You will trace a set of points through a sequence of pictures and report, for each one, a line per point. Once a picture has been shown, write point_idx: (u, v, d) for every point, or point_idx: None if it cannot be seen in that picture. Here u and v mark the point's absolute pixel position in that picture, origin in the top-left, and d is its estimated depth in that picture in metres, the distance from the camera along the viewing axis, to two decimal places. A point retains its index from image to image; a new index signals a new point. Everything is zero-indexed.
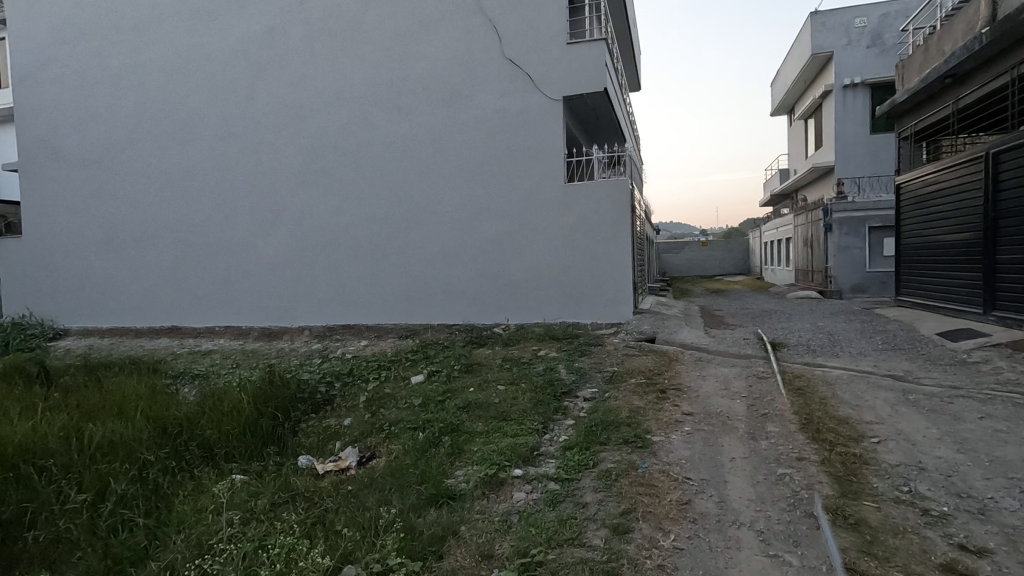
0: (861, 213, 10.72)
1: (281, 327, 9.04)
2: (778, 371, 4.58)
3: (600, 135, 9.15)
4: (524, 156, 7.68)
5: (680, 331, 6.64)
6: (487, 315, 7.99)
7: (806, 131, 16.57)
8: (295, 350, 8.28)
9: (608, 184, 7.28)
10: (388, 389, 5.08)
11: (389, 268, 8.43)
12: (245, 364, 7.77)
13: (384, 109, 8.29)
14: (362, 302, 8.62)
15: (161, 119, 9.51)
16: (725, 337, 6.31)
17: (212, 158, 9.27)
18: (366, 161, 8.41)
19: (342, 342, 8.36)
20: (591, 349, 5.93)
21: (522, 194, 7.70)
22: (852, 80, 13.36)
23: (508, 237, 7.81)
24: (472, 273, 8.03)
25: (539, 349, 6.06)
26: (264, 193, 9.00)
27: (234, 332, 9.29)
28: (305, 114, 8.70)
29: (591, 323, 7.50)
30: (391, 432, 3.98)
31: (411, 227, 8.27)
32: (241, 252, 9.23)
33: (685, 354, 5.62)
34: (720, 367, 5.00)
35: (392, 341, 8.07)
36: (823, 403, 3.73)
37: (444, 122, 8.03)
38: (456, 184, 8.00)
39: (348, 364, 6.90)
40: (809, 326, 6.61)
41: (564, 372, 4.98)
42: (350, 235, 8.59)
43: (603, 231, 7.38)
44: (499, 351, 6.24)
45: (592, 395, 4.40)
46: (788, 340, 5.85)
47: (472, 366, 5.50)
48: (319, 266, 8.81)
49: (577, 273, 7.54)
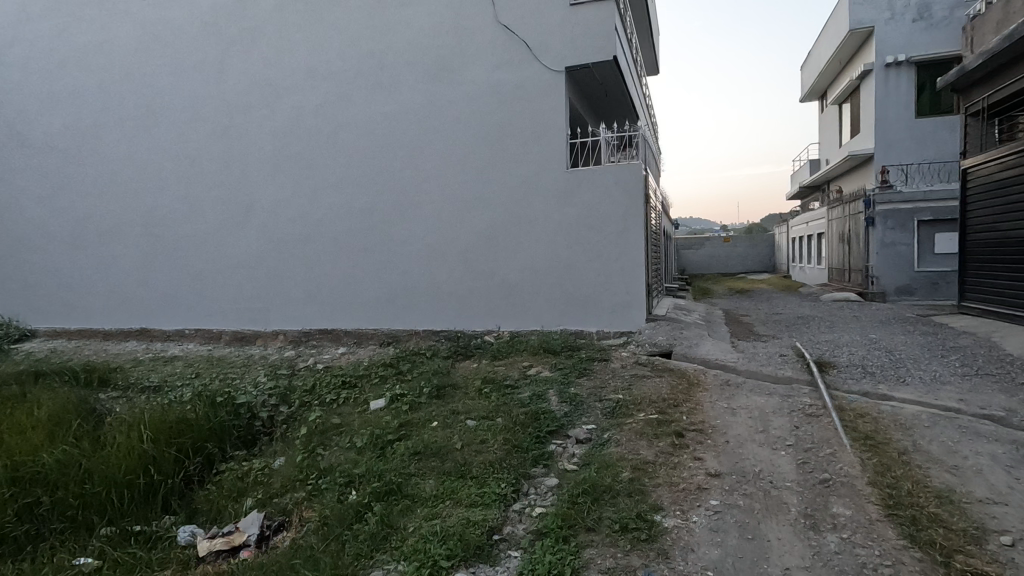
0: (909, 205, 9.45)
1: (254, 331, 8.17)
2: (831, 405, 3.51)
3: (610, 113, 8.06)
4: (520, 139, 6.65)
5: (702, 344, 5.56)
6: (478, 320, 6.99)
7: (840, 117, 15.24)
8: (265, 359, 7.40)
9: (619, 169, 6.22)
10: (337, 418, 4.13)
11: (370, 267, 7.49)
12: (206, 375, 6.91)
13: (365, 86, 7.32)
14: (340, 304, 7.70)
15: (129, 102, 8.66)
16: (756, 352, 5.22)
17: (182, 146, 8.41)
18: (345, 147, 7.47)
19: (318, 350, 7.46)
20: (592, 366, 4.89)
21: (520, 183, 6.68)
22: (896, 57, 12.04)
23: (503, 231, 6.79)
24: (461, 274, 7.04)
25: (528, 366, 5.03)
26: (235, 183, 8.12)
27: (205, 336, 8.46)
28: (279, 94, 7.77)
29: (596, 331, 6.46)
30: (317, 488, 3.01)
31: (393, 221, 7.30)
32: (211, 248, 8.37)
33: (707, 375, 4.56)
34: (754, 398, 3.93)
35: (370, 350, 7.15)
36: (905, 462, 2.67)
37: (430, 99, 7.03)
38: (444, 172, 7.01)
39: (312, 378, 5.99)
40: (859, 339, 5.48)
41: (554, 402, 3.95)
42: (327, 230, 7.66)
43: (611, 226, 6.33)
44: (483, 367, 5.25)
45: (588, 437, 3.37)
46: (836, 358, 4.74)
47: (445, 388, 4.50)
48: (294, 265, 7.91)
49: (580, 273, 6.51)
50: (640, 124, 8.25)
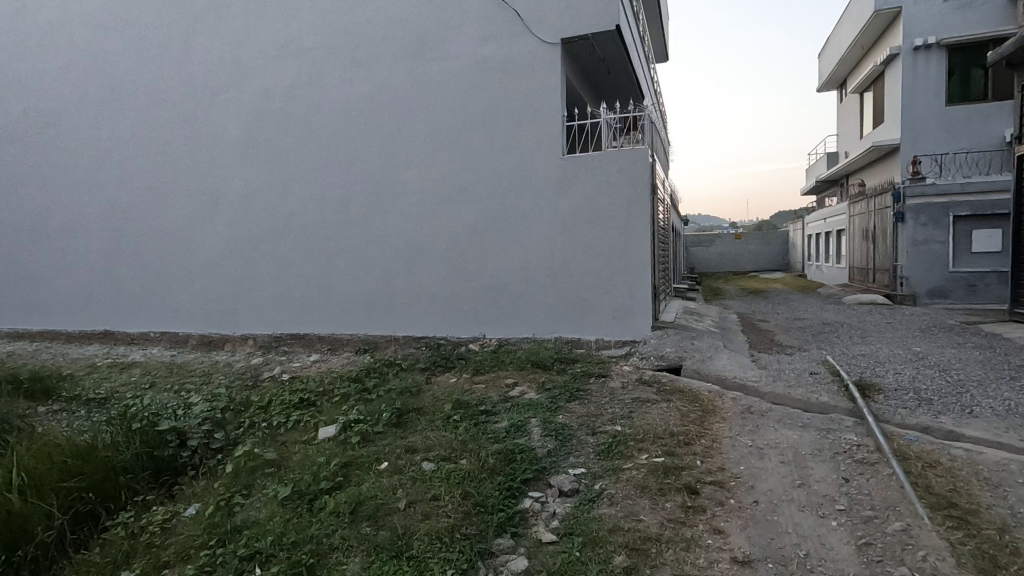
0: (943, 199, 8.59)
1: (222, 335, 7.46)
2: (889, 449, 2.74)
3: (613, 93, 7.25)
4: (510, 122, 5.89)
5: (718, 357, 4.76)
6: (463, 325, 6.24)
7: (861, 107, 14.32)
8: (229, 367, 6.70)
9: (622, 155, 5.44)
10: (273, 452, 3.40)
11: (345, 266, 6.76)
12: (161, 385, 6.21)
13: (339, 64, 6.57)
14: (312, 307, 6.97)
15: (88, 84, 7.90)
16: (781, 369, 4.43)
17: (145, 133, 7.66)
18: (318, 133, 6.73)
19: (288, 358, 6.75)
20: (586, 387, 4.11)
21: (510, 172, 5.92)
22: (925, 40, 11.14)
23: (491, 226, 6.04)
24: (445, 273, 6.29)
25: (512, 386, 4.25)
26: (201, 174, 7.40)
27: (171, 340, 7.77)
28: (247, 75, 7.04)
29: (596, 339, 5.70)
30: (215, 561, 2.31)
31: (370, 215, 6.56)
32: (175, 243, 7.64)
33: (724, 399, 3.78)
34: (784, 435, 3.15)
35: (344, 358, 6.43)
36: (1012, 551, 1.92)
37: (410, 78, 6.27)
38: (426, 160, 6.26)
39: (269, 394, 5.25)
40: (903, 353, 4.69)
41: (535, 437, 3.20)
42: (299, 226, 6.93)
43: (613, 220, 5.56)
44: (461, 384, 4.50)
45: (575, 488, 2.62)
46: (880, 379, 3.95)
47: (407, 414, 3.74)
48: (264, 263, 7.18)
49: (578, 274, 5.74)
50: (645, 104, 7.44)
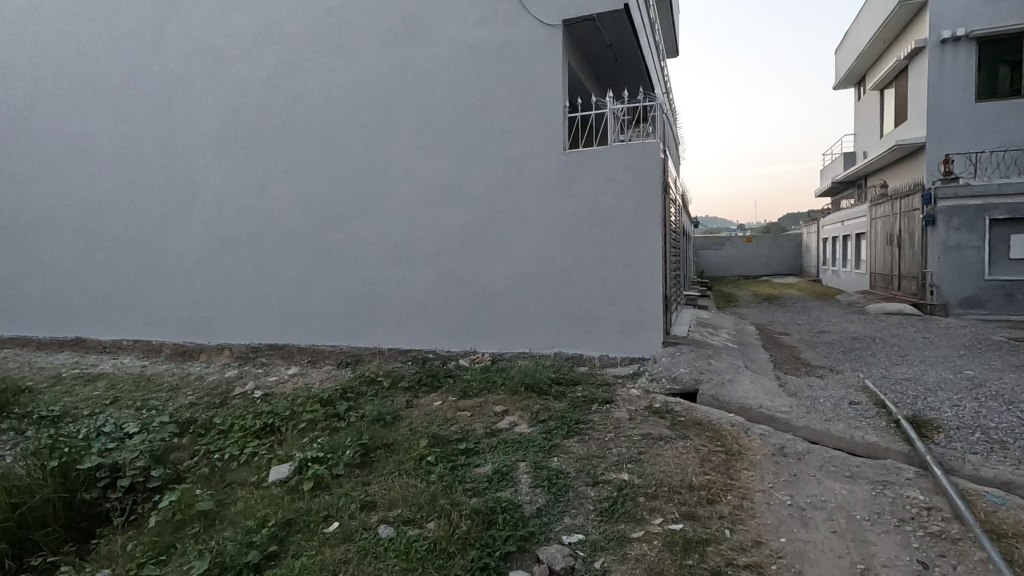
0: (978, 202, 7.94)
1: (197, 345, 6.93)
2: (973, 522, 2.17)
3: (620, 81, 6.65)
4: (507, 113, 5.31)
5: (741, 380, 4.15)
6: (453, 337, 5.67)
7: (882, 104, 13.65)
8: (201, 380, 6.15)
9: (631, 150, 4.86)
10: (209, 501, 2.84)
11: (326, 272, 6.21)
12: (124, 401, 5.66)
13: (321, 51, 6.02)
14: (292, 315, 6.43)
15: (57, 74, 7.32)
16: (815, 397, 3.82)
17: (117, 127, 7.11)
18: (299, 127, 6.19)
19: (265, 371, 6.21)
20: (588, 418, 3.51)
21: (506, 169, 5.34)
22: (954, 32, 10.45)
23: (484, 229, 5.47)
24: (434, 280, 5.72)
25: (501, 415, 3.66)
26: (176, 170, 6.85)
27: (144, 349, 7.23)
28: (225, 64, 6.50)
29: (599, 356, 5.11)
30: None
31: (354, 215, 6.01)
32: (148, 245, 7.10)
33: (751, 438, 3.17)
34: (831, 490, 2.56)
35: (324, 373, 5.88)
36: None
37: (397, 65, 5.71)
38: (415, 157, 5.70)
39: (234, 415, 4.69)
40: (956, 378, 4.06)
41: (524, 488, 2.62)
42: (278, 227, 6.39)
43: (620, 223, 4.97)
44: (446, 410, 3.92)
45: (569, 567, 2.05)
46: (937, 413, 3.34)
47: (375, 452, 3.16)
48: (241, 268, 6.64)
49: (580, 284, 5.15)
50: (655, 93, 6.83)
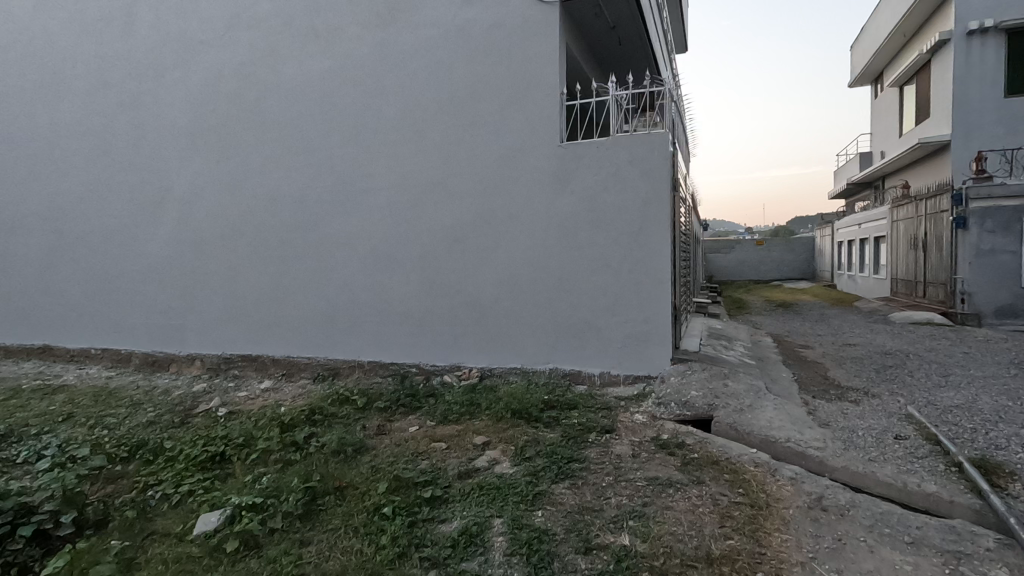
0: (1014, 203, 7.32)
1: (167, 355, 6.42)
2: None
3: (623, 66, 6.09)
4: (497, 102, 4.78)
5: (762, 405, 3.57)
6: (437, 349, 5.14)
7: (902, 100, 13.01)
8: (167, 394, 5.63)
9: (636, 142, 4.31)
10: (114, 564, 2.33)
11: (302, 278, 5.69)
12: (78, 417, 5.14)
13: (297, 36, 5.51)
14: (266, 324, 5.91)
15: (24, 65, 6.85)
16: (852, 428, 3.24)
17: (85, 120, 6.63)
18: (274, 119, 5.69)
19: (237, 386, 5.69)
20: (583, 454, 2.97)
21: (496, 163, 4.81)
22: (982, 23, 9.83)
23: (472, 231, 4.93)
24: (417, 287, 5.18)
25: (482, 449, 3.12)
26: (145, 166, 6.37)
27: (113, 358, 6.73)
28: (197, 52, 6.01)
29: (599, 374, 4.57)
30: None
31: (331, 216, 5.49)
32: (117, 248, 6.60)
33: (780, 485, 2.61)
34: (890, 566, 2.00)
35: (297, 389, 5.35)
36: None
37: (379, 50, 5.19)
38: (397, 151, 5.17)
39: (188, 439, 4.16)
40: (1016, 406, 3.48)
41: (498, 558, 2.08)
42: (252, 227, 5.88)
43: (624, 224, 4.42)
44: (420, 440, 3.38)
45: None
46: (1007, 456, 2.76)
47: (323, 498, 2.63)
48: (213, 272, 6.14)
49: (577, 292, 4.60)
50: (662, 79, 6.27)
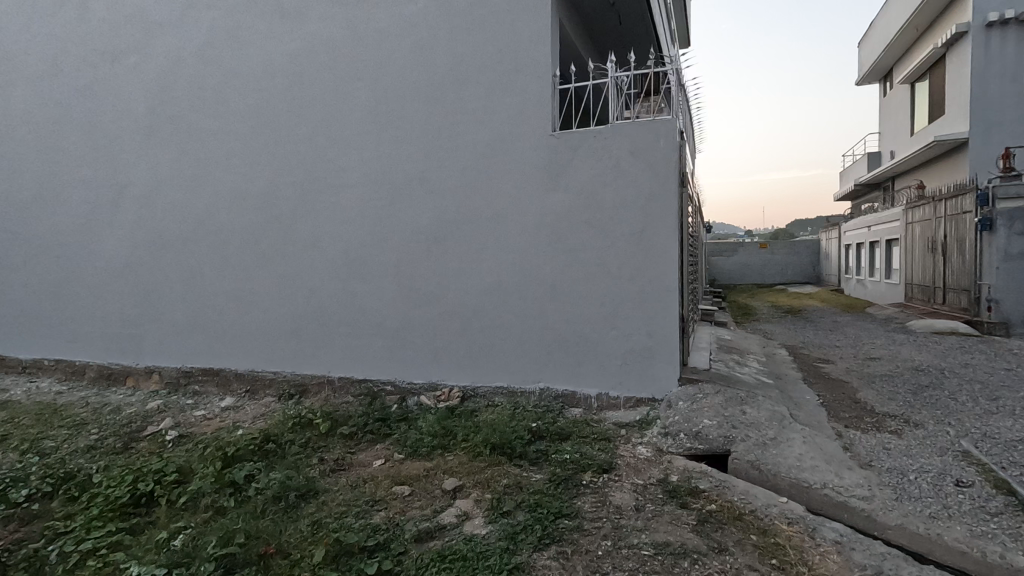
0: None
1: (123, 367, 5.85)
2: None
3: (623, 45, 5.54)
4: (482, 86, 4.23)
5: (789, 438, 3.02)
6: (415, 366, 4.58)
7: (913, 97, 12.50)
8: (118, 413, 5.06)
9: (639, 130, 3.76)
10: None
11: (268, 284, 5.13)
12: (11, 439, 4.54)
13: (262, 15, 4.97)
14: (228, 336, 5.36)
15: None
16: (900, 470, 2.69)
17: (36, 111, 6.07)
18: (237, 108, 5.14)
19: (196, 404, 5.13)
20: (575, 506, 2.41)
21: (480, 156, 4.26)
22: (1001, 14, 9.32)
23: (453, 233, 4.38)
24: (393, 296, 4.63)
25: (453, 497, 2.56)
26: (100, 161, 5.81)
27: (67, 371, 6.16)
28: (155, 34, 5.46)
29: (596, 396, 4.02)
30: None
31: (300, 215, 4.94)
32: (71, 250, 6.04)
33: (825, 554, 2.05)
34: None
35: (259, 409, 4.80)
36: None
37: (351, 29, 4.65)
38: (370, 141, 4.63)
39: (122, 471, 3.60)
40: None
41: None
42: (214, 228, 5.33)
43: (624, 224, 3.87)
44: (380, 481, 2.82)
45: None
46: None
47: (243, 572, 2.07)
48: (172, 277, 5.58)
49: (571, 303, 4.05)
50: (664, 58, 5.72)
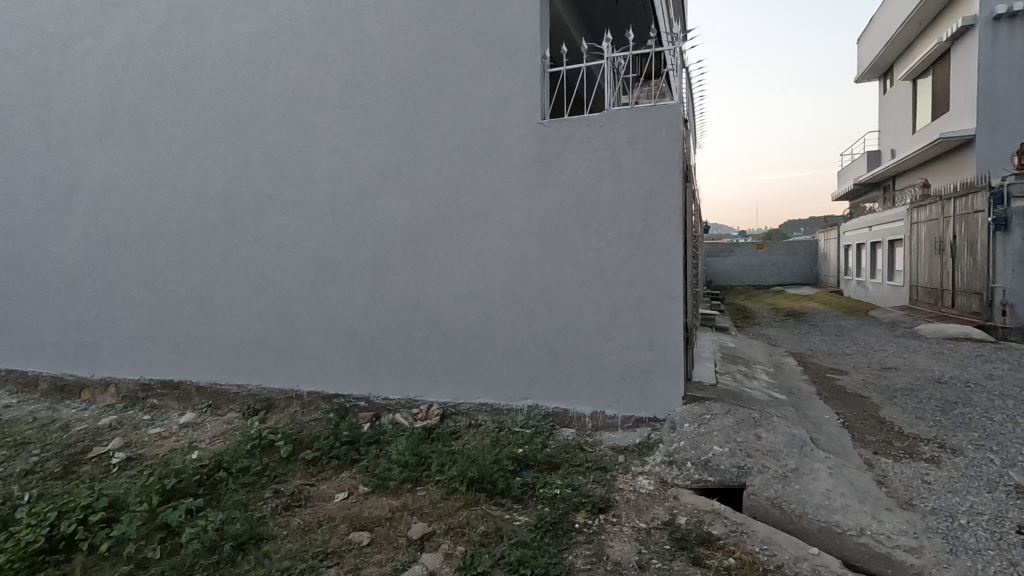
0: None
1: (77, 379, 5.39)
2: None
3: (618, 24, 5.14)
4: (464, 70, 3.81)
5: (813, 470, 2.61)
6: (391, 379, 4.15)
7: (915, 94, 12.20)
8: (66, 430, 4.60)
9: (638, 117, 3.36)
10: None
11: (232, 289, 4.69)
12: None
13: None
14: (190, 346, 4.91)
15: None
16: (950, 512, 2.30)
17: None
18: (197, 95, 4.69)
19: (153, 421, 4.68)
20: (566, 565, 1.99)
21: (462, 147, 3.84)
22: (1010, 6, 8.99)
23: (432, 233, 3.96)
24: (367, 302, 4.20)
25: (420, 550, 2.14)
26: (52, 154, 5.34)
27: (18, 382, 5.68)
28: (110, 15, 4.99)
29: (590, 415, 3.61)
30: None
31: (266, 214, 4.50)
32: (21, 251, 5.56)
33: None
34: None
35: (220, 426, 4.36)
36: None
37: (321, 7, 4.21)
38: (342, 132, 4.19)
39: (49, 503, 3.15)
40: None
41: None
42: (174, 227, 4.87)
43: (622, 223, 3.46)
44: (336, 525, 2.40)
45: None
46: None
47: None
48: (129, 281, 5.12)
49: (561, 311, 3.64)
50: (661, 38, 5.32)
